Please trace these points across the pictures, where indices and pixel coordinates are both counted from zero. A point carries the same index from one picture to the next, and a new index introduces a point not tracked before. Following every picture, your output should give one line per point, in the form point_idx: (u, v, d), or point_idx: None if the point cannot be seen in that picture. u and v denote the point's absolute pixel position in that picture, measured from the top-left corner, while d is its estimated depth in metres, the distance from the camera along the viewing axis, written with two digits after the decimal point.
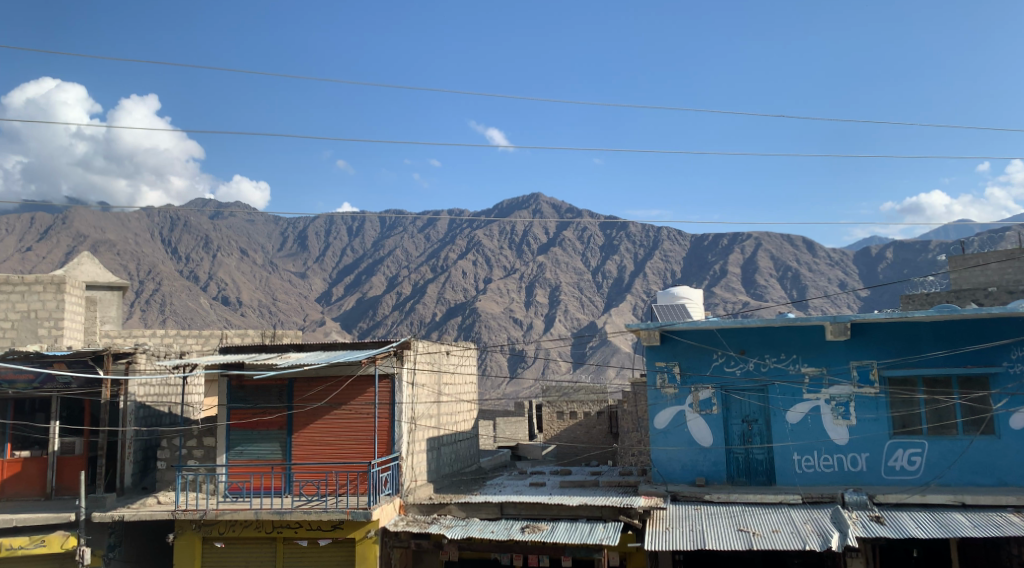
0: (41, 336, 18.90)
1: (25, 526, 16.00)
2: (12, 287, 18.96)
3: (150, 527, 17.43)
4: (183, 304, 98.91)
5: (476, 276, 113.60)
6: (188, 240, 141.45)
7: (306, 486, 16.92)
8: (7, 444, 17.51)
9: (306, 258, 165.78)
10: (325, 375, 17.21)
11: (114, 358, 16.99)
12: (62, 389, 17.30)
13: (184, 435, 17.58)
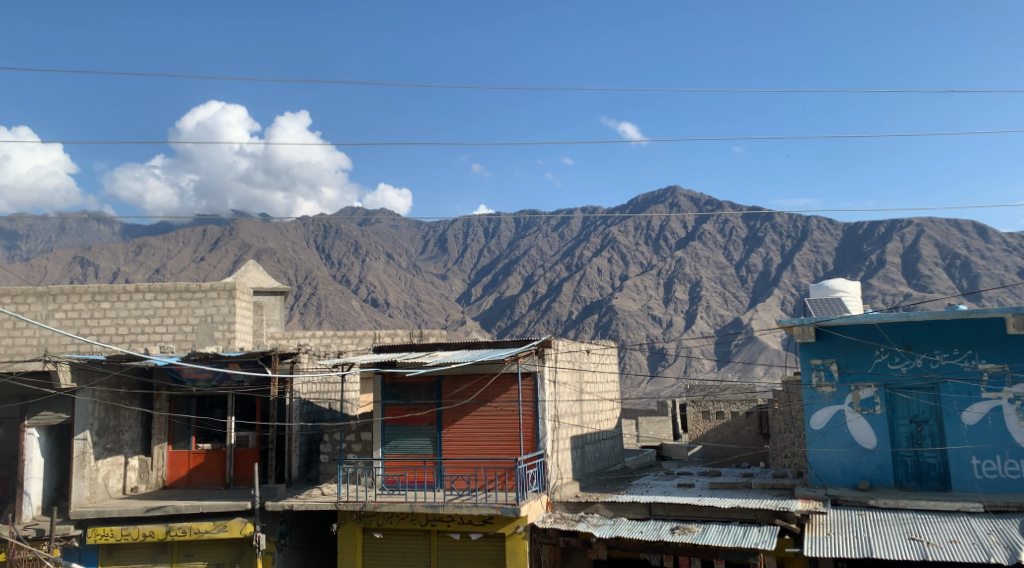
0: (217, 339, 19.21)
1: (208, 512, 16.46)
2: (190, 294, 19.32)
3: (309, 519, 17.99)
4: (334, 306, 102.97)
5: (613, 274, 112.36)
6: (337, 247, 147.36)
7: (457, 481, 16.94)
8: (192, 436, 18.72)
9: (445, 261, 169.37)
10: (470, 374, 17.14)
11: (279, 359, 16.94)
12: (236, 387, 18.09)
13: (342, 430, 18.06)
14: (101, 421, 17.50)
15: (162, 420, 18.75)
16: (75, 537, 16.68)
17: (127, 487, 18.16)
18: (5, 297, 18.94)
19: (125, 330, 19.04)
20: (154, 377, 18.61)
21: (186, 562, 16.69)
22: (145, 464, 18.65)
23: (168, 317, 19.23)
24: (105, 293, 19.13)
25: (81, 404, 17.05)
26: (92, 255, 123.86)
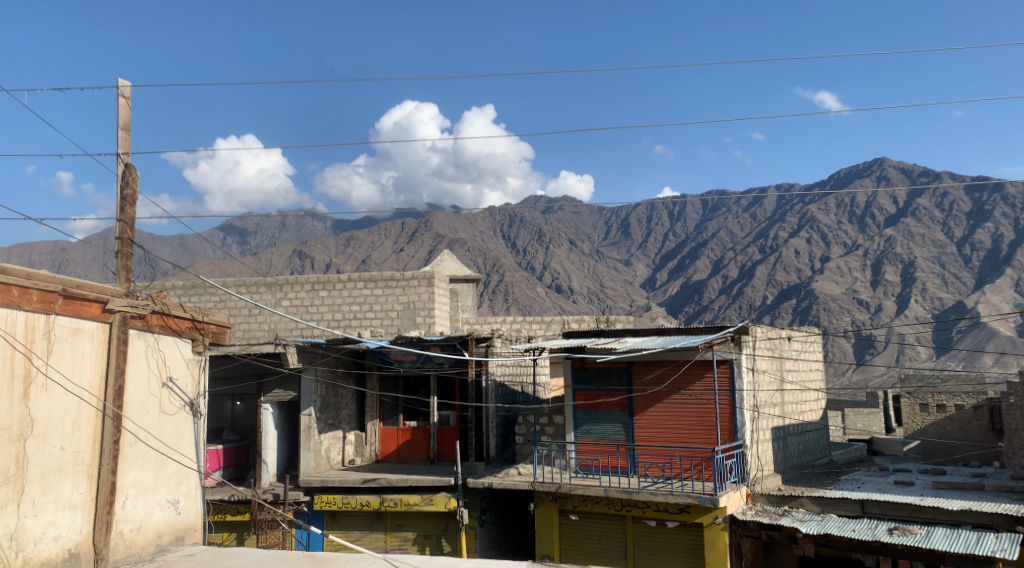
0: (419, 324, 19.60)
1: (417, 486, 16.83)
2: (395, 282, 19.74)
3: (506, 498, 18.26)
4: (522, 293, 104.72)
5: (811, 256, 106.23)
6: (524, 235, 149.52)
7: (651, 468, 16.36)
8: (400, 414, 19.52)
9: (629, 246, 167.50)
10: (661, 360, 16.44)
11: (475, 343, 16.90)
12: (437, 368, 18.39)
13: (535, 413, 17.68)
14: (323, 398, 18.43)
15: (374, 399, 19.62)
16: (305, 503, 17.36)
17: (346, 459, 19.01)
18: (240, 286, 20.27)
19: (340, 316, 19.89)
20: (366, 359, 19.30)
21: (398, 531, 17.18)
22: (360, 439, 19.47)
23: (376, 304, 19.81)
24: (323, 282, 20.01)
25: (308, 382, 17.98)
26: (307, 249, 133.21)
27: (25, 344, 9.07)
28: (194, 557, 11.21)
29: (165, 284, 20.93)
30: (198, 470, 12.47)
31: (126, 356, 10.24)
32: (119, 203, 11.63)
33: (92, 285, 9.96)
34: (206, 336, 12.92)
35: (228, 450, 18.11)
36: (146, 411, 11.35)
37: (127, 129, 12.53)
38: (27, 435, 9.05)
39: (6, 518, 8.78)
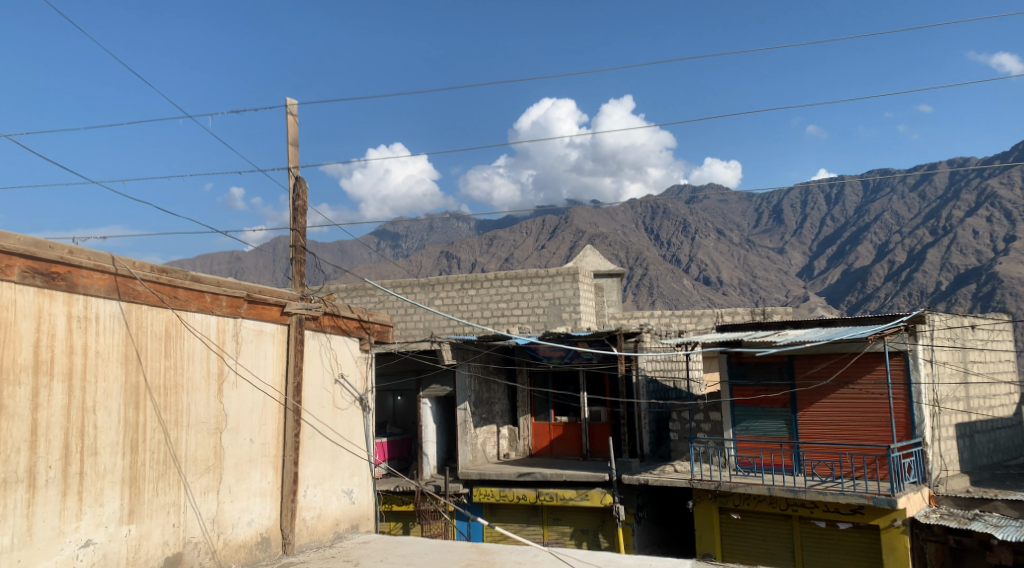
0: (565, 320, 19.16)
1: (571, 481, 16.81)
2: (540, 279, 19.42)
3: (662, 495, 17.86)
4: (670, 287, 102.93)
5: (993, 236, 97.78)
6: (673, 227, 146.43)
7: (818, 466, 15.48)
8: (551, 410, 19.54)
9: (787, 234, 160.82)
10: (826, 353, 15.62)
11: (624, 339, 16.51)
12: (586, 363, 18.39)
13: (690, 409, 17.03)
14: (477, 393, 18.73)
15: (525, 395, 19.84)
16: (465, 495, 17.73)
17: (501, 453, 19.36)
18: (395, 286, 20.51)
19: (489, 313, 19.70)
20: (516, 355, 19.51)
21: (556, 525, 17.16)
22: (513, 433, 19.84)
23: (522, 301, 19.49)
24: (472, 281, 19.83)
25: (461, 378, 18.26)
26: (457, 249, 136.32)
27: (219, 344, 9.54)
28: (368, 544, 11.61)
29: (328, 287, 21.83)
30: (368, 460, 13.00)
31: (302, 356, 10.85)
32: (292, 213, 12.27)
33: (271, 289, 10.55)
34: (371, 335, 13.50)
35: (394, 441, 18.80)
36: (322, 406, 11.89)
37: (296, 144, 13.23)
38: (222, 428, 9.51)
39: (209, 503, 9.23)
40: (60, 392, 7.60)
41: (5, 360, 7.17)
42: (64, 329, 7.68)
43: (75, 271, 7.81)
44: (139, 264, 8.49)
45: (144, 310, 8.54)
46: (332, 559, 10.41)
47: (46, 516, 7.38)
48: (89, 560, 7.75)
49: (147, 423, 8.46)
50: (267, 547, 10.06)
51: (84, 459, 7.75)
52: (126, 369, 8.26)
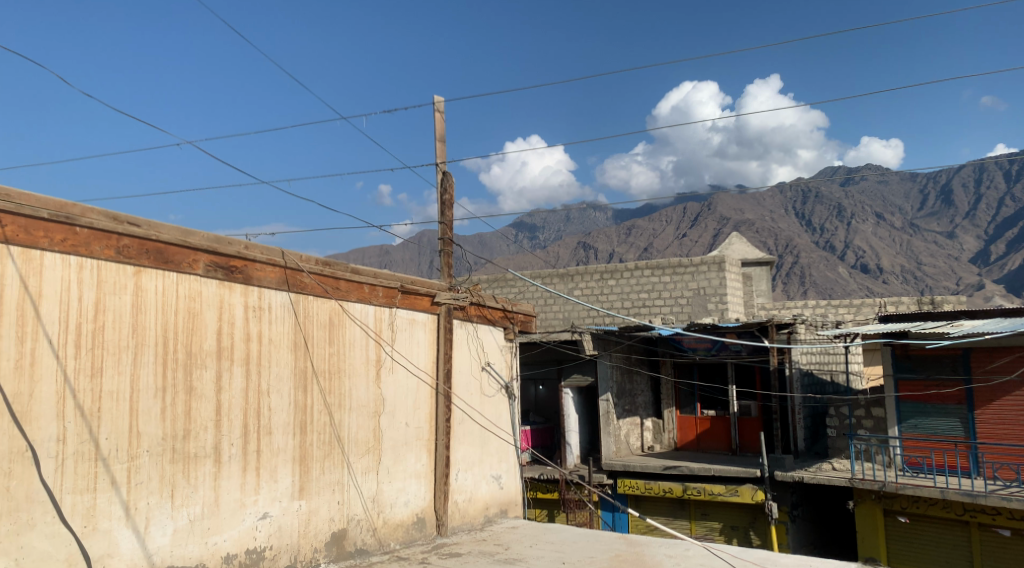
0: (711, 310, 18.74)
1: (721, 476, 16.43)
2: (684, 268, 19.06)
3: (819, 493, 17.23)
4: (824, 275, 98.53)
5: None
6: (826, 212, 139.76)
7: (1000, 469, 14.44)
8: (697, 403, 19.20)
9: (956, 217, 150.01)
10: (1007, 347, 14.56)
11: (776, 329, 15.96)
12: (734, 356, 17.80)
13: (849, 404, 16.38)
14: (619, 384, 18.68)
15: (670, 387, 19.64)
16: (609, 485, 17.73)
17: (645, 446, 19.29)
18: (536, 278, 20.76)
19: (630, 304, 19.53)
20: (659, 346, 19.35)
21: (704, 521, 16.90)
22: (658, 426, 19.78)
23: (665, 291, 19.23)
24: (612, 272, 19.74)
25: (604, 368, 18.24)
26: (597, 239, 135.70)
27: (376, 332, 10.03)
28: (518, 529, 11.87)
29: (471, 278, 22.34)
30: (514, 445, 13.29)
31: (451, 344, 11.24)
32: (439, 208, 12.67)
33: (423, 280, 10.97)
34: (515, 325, 13.78)
35: (537, 430, 19.11)
36: (471, 392, 12.24)
37: (443, 141, 13.63)
38: (380, 411, 10.00)
39: (369, 483, 9.73)
40: (239, 375, 8.13)
41: (194, 346, 7.67)
42: (242, 318, 8.21)
43: (250, 265, 8.32)
44: (305, 258, 9.04)
45: (310, 301, 9.09)
46: (484, 542, 10.74)
47: (229, 490, 7.91)
48: (266, 531, 8.28)
49: (314, 406, 9.02)
50: (422, 527, 10.50)
51: (260, 438, 8.30)
52: (295, 355, 8.82)
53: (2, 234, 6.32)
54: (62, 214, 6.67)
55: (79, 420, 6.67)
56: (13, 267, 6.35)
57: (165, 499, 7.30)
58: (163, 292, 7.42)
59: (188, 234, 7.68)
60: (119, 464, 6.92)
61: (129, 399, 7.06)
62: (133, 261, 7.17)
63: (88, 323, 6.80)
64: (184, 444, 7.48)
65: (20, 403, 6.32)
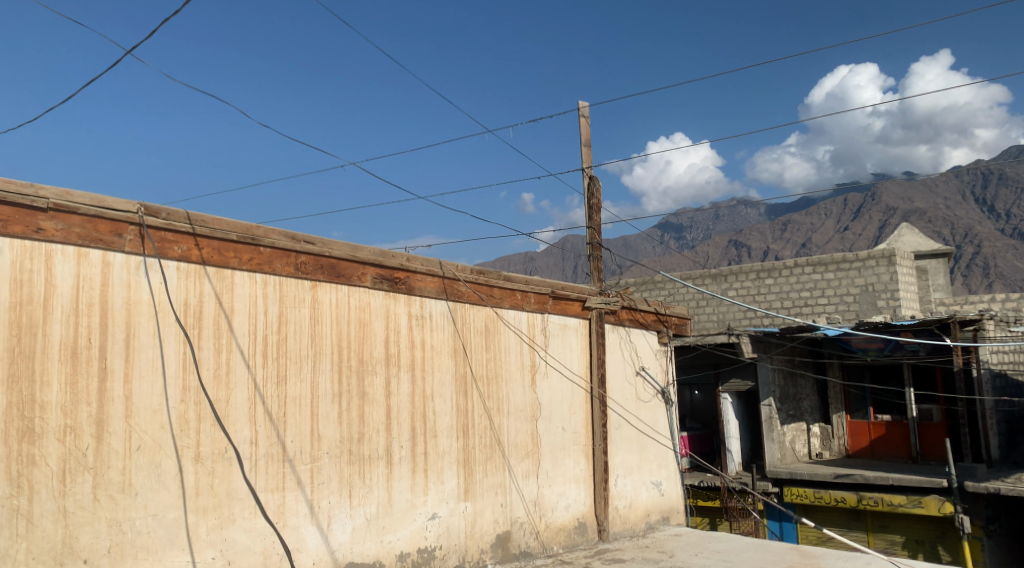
0: (882, 308, 17.74)
1: (900, 485, 15.49)
2: (849, 264, 18.19)
3: (1016, 506, 15.94)
4: (1008, 265, 90.93)
5: None
6: (1007, 196, 129.05)
7: None
8: (869, 407, 18.27)
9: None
10: None
11: (959, 328, 14.95)
12: (912, 357, 16.76)
13: None
14: (781, 389, 18.13)
15: (838, 391, 18.72)
16: (775, 494, 17.28)
17: (813, 452, 18.81)
18: (688, 279, 20.44)
19: (790, 303, 18.87)
20: (825, 348, 18.57)
21: (883, 534, 16.06)
22: (826, 432, 19.00)
23: (829, 289, 18.41)
24: (769, 270, 19.17)
25: (764, 371, 17.76)
26: (751, 237, 131.55)
27: (530, 336, 10.25)
28: (680, 537, 11.76)
29: (620, 281, 22.27)
30: (674, 450, 13.14)
31: (604, 349, 11.36)
32: (587, 212, 12.77)
33: (574, 285, 11.11)
34: (670, 328, 13.68)
35: (696, 436, 18.79)
36: (627, 397, 12.24)
37: (589, 145, 13.74)
38: (537, 416, 10.20)
39: (530, 486, 9.93)
40: (406, 381, 8.55)
41: (365, 354, 8.14)
42: (406, 326, 8.63)
43: (412, 276, 8.75)
44: (462, 267, 9.37)
45: (467, 308, 9.42)
46: (646, 549, 10.72)
47: (401, 490, 8.32)
48: (436, 531, 8.63)
49: (475, 410, 9.33)
50: (585, 532, 10.62)
51: (427, 440, 8.69)
52: (455, 361, 9.17)
53: (200, 256, 6.93)
54: (248, 236, 7.23)
55: (268, 424, 7.23)
56: (209, 286, 6.96)
57: (344, 498, 7.77)
58: (336, 304, 7.93)
59: (356, 249, 8.15)
60: (303, 464, 7.45)
61: (310, 404, 7.58)
62: (309, 276, 7.70)
63: (273, 334, 7.37)
64: (358, 447, 7.95)
65: (220, 409, 6.91)
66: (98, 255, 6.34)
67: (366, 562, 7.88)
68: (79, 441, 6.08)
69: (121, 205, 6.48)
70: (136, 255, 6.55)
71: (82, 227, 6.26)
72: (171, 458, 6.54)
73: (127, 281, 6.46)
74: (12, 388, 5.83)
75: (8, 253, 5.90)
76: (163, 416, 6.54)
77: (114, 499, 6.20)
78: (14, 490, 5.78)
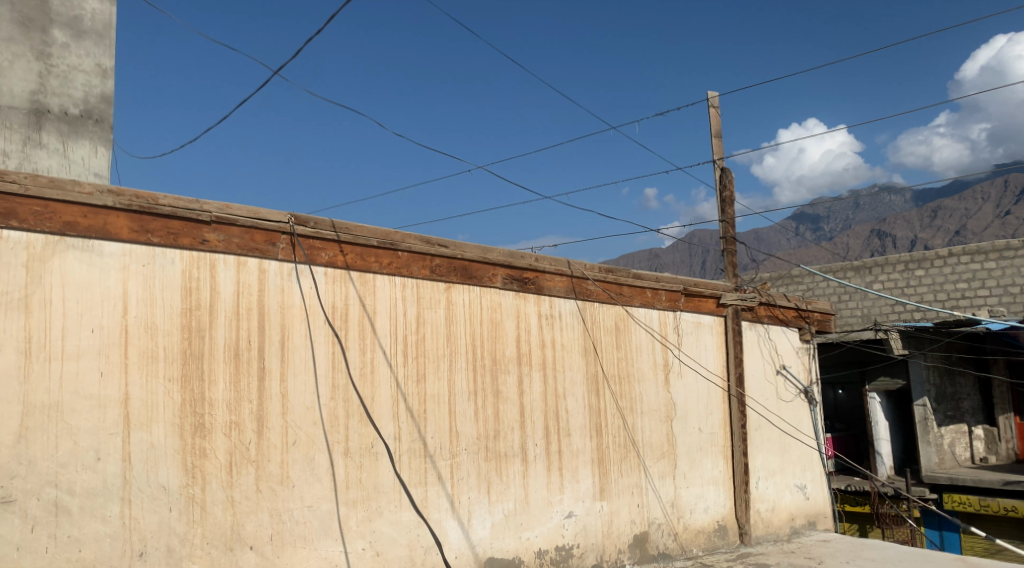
0: None
1: None
2: (1012, 252, 17.02)
3: None
4: None
5: None
6: None
7: None
8: None
9: None
10: None
11: None
12: None
13: None
14: (937, 388, 17.14)
15: (1003, 391, 17.77)
16: (932, 501, 16.24)
17: (977, 456, 17.66)
18: (828, 272, 19.66)
19: (944, 296, 17.82)
20: (988, 343, 17.23)
21: None
22: (991, 435, 18.00)
23: (989, 279, 17.28)
24: (919, 261, 18.18)
25: (918, 370, 16.81)
26: (895, 225, 124.78)
27: (662, 335, 10.19)
28: (830, 543, 11.36)
29: (756, 276, 21.66)
30: (819, 452, 12.69)
31: (741, 347, 11.14)
32: (720, 205, 12.55)
33: (707, 282, 10.95)
34: (812, 325, 13.24)
35: (841, 437, 18.03)
36: (767, 396, 11.94)
37: (719, 137, 13.49)
38: (672, 416, 10.12)
39: (667, 487, 9.87)
40: (538, 380, 8.70)
41: (498, 353, 8.34)
42: (537, 326, 8.77)
43: (541, 276, 8.89)
44: (591, 266, 9.43)
45: (597, 307, 9.47)
46: (792, 554, 10.42)
47: (537, 488, 8.47)
48: (573, 530, 8.72)
49: (608, 410, 9.36)
50: (725, 535, 10.46)
51: (561, 439, 8.80)
52: (586, 360, 9.24)
53: (344, 261, 7.30)
54: (387, 241, 7.55)
55: (410, 421, 7.53)
56: (353, 290, 7.33)
57: (483, 494, 7.98)
58: (469, 305, 8.17)
59: (487, 251, 8.35)
60: (443, 460, 7.72)
61: (448, 402, 7.84)
62: (443, 278, 7.97)
63: (413, 334, 7.68)
64: (495, 444, 8.15)
65: (366, 406, 7.26)
66: (255, 263, 6.78)
67: (505, 558, 8.07)
68: (243, 436, 6.53)
69: (274, 216, 6.90)
70: (288, 262, 6.97)
71: (240, 237, 6.72)
72: (323, 452, 6.93)
73: (280, 287, 6.89)
74: (185, 386, 6.31)
75: (178, 263, 6.40)
76: (315, 413, 6.94)
77: (274, 491, 6.62)
78: (189, 480, 6.24)
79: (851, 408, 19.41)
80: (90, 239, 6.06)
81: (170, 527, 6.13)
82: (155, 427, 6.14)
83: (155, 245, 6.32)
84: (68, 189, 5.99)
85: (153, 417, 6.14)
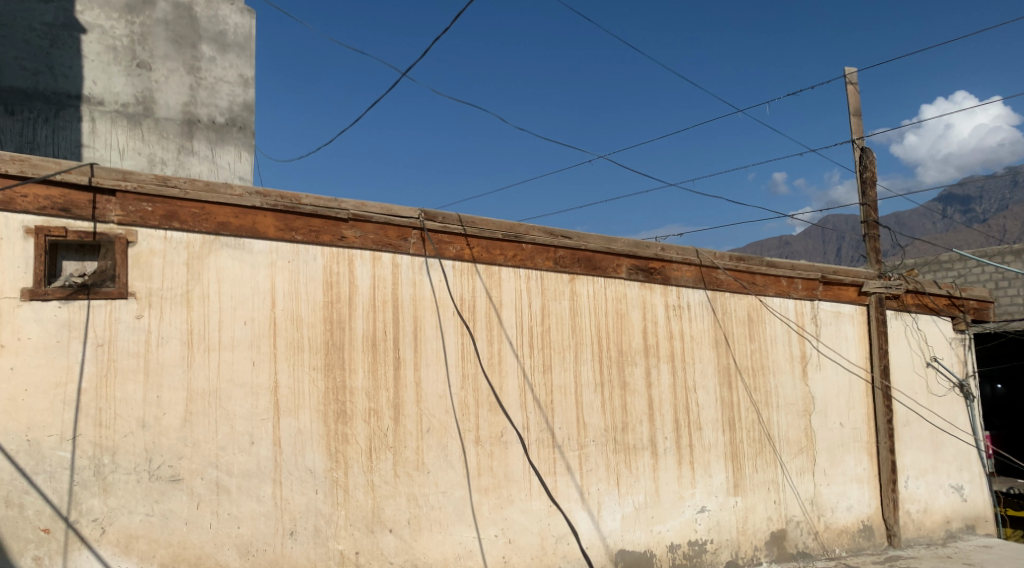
0: None
1: None
2: None
3: None
4: None
5: None
6: None
7: None
8: None
9: None
10: None
11: None
12: None
13: None
14: None
15: None
16: None
17: None
18: (982, 257, 18.43)
19: None
20: None
21: None
22: None
23: None
24: None
25: None
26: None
27: (798, 324, 9.88)
28: (990, 549, 10.70)
29: (901, 263, 20.56)
30: (976, 450, 11.94)
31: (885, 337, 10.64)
32: (860, 187, 12.03)
33: (847, 269, 10.52)
34: (966, 313, 12.43)
35: (1001, 436, 16.89)
36: (916, 389, 11.35)
37: (858, 115, 12.92)
38: (811, 410, 9.80)
39: (806, 484, 9.57)
40: (666, 372, 8.63)
41: (625, 344, 8.34)
42: (663, 316, 8.70)
43: (668, 266, 8.81)
44: (720, 255, 9.26)
45: (727, 296, 9.30)
46: (947, 559, 9.90)
47: (667, 482, 8.41)
48: (706, 525, 8.62)
49: (740, 404, 9.17)
50: (870, 536, 10.05)
51: (691, 432, 8.70)
52: (717, 351, 9.09)
53: (471, 254, 7.49)
54: (513, 234, 7.68)
55: (538, 411, 7.66)
56: (480, 282, 7.52)
57: (612, 486, 8.01)
58: (594, 296, 8.21)
59: (611, 242, 8.35)
60: (572, 450, 7.79)
61: (575, 393, 7.91)
62: (568, 270, 8.04)
63: (538, 325, 7.80)
64: (623, 436, 8.16)
65: (495, 396, 7.43)
66: (389, 258, 7.07)
67: (637, 551, 8.07)
68: (381, 423, 6.83)
69: (406, 212, 7.15)
70: (419, 257, 7.22)
71: (376, 233, 7.02)
72: (456, 440, 7.15)
73: (412, 280, 7.15)
74: (328, 374, 6.66)
75: (319, 259, 6.75)
76: (447, 401, 7.17)
77: (411, 476, 6.89)
78: (333, 464, 6.58)
79: (1012, 403, 18.14)
80: (241, 237, 6.47)
81: (317, 507, 6.48)
82: (302, 413, 6.51)
83: (298, 242, 6.69)
84: (221, 191, 6.40)
85: (300, 404, 6.51)
